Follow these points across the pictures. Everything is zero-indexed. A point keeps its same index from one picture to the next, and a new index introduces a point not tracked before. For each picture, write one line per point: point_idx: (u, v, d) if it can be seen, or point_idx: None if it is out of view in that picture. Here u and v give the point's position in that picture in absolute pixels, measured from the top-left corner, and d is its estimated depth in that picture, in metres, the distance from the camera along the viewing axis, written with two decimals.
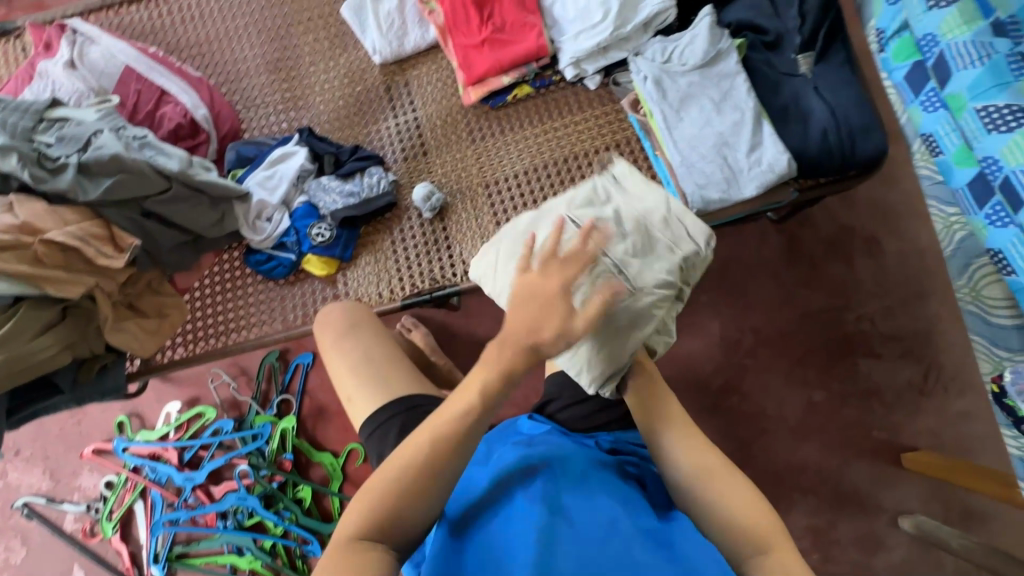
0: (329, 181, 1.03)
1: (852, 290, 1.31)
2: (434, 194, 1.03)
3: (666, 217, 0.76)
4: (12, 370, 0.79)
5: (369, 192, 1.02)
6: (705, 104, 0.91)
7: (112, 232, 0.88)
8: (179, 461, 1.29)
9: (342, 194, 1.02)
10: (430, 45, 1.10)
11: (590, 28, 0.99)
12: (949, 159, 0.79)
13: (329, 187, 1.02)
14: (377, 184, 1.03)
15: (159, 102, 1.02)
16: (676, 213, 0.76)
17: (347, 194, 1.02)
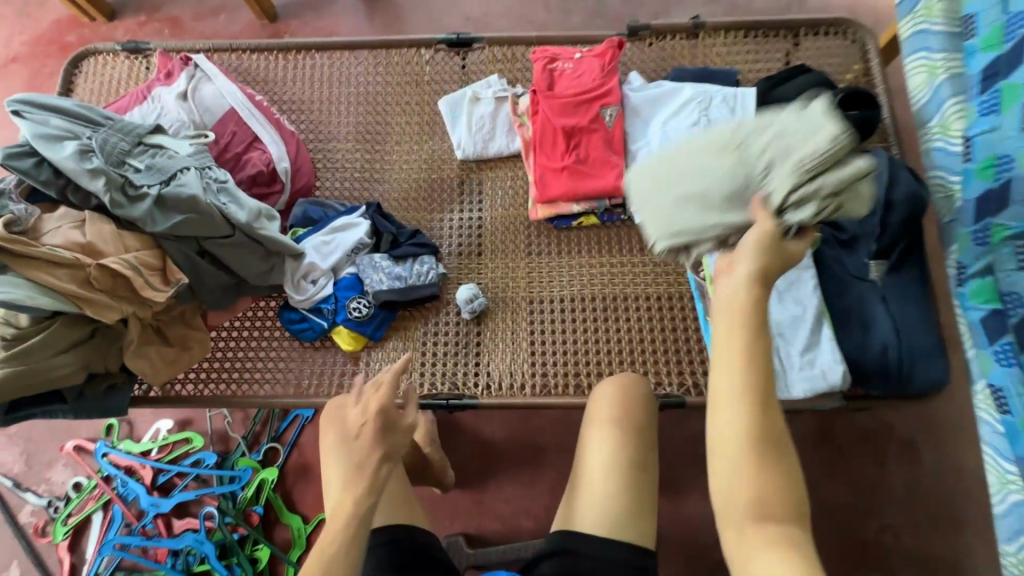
0: (380, 259, 1.04)
1: (881, 494, 1.22)
2: (476, 299, 1.03)
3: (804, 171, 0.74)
4: (23, 382, 0.78)
5: (416, 280, 1.03)
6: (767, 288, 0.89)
7: (165, 265, 0.90)
8: (151, 482, 1.26)
9: (388, 275, 1.03)
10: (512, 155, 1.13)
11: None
12: (964, 292, 0.83)
13: (379, 265, 1.03)
14: (425, 275, 1.04)
15: (249, 147, 1.07)
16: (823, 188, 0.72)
17: (393, 276, 1.03)
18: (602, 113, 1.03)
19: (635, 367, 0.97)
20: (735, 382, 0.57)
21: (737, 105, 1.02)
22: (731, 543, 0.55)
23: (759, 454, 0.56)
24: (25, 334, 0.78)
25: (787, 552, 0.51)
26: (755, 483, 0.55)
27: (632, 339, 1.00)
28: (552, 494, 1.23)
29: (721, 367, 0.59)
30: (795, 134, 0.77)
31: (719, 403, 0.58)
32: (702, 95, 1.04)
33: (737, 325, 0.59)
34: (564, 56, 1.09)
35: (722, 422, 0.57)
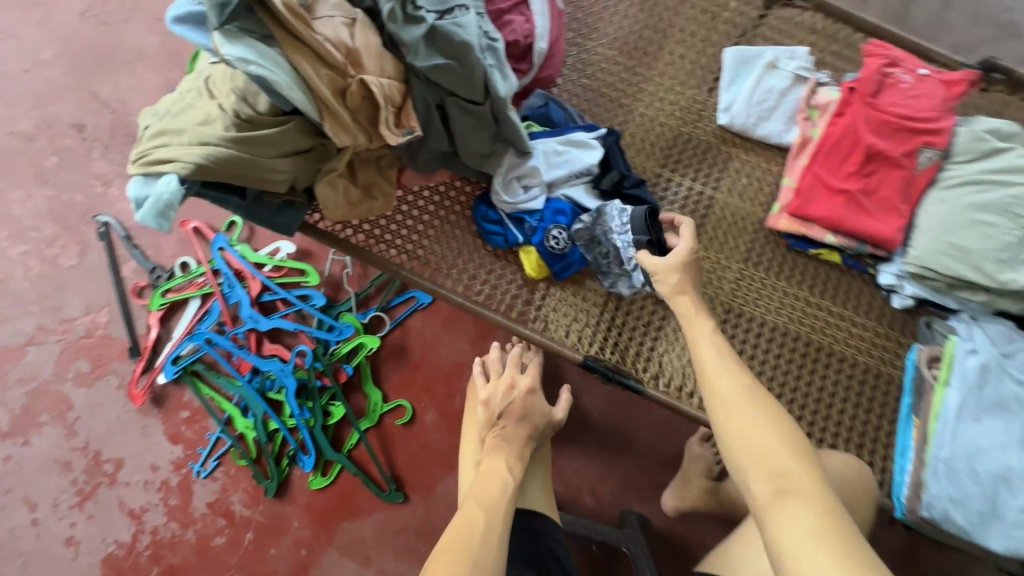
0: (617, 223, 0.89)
1: None
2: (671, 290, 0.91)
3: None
4: (235, 170, 0.69)
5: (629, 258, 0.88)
6: (1014, 425, 0.78)
7: (403, 104, 0.79)
8: (255, 296, 1.23)
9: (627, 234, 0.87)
10: (780, 145, 0.97)
11: (953, 253, 0.84)
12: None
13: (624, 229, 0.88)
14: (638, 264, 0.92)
15: (516, 8, 0.92)
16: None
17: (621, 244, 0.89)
18: (920, 151, 0.87)
19: (812, 429, 0.89)
20: (736, 394, 0.65)
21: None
22: (765, 509, 0.56)
23: (769, 419, 0.62)
24: (259, 119, 0.69)
25: (822, 516, 0.53)
26: (766, 458, 0.59)
27: (820, 401, 0.90)
28: (623, 486, 1.20)
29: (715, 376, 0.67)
30: None
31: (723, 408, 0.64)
32: None
33: (725, 359, 0.69)
34: (907, 63, 0.90)
35: (733, 417, 0.63)
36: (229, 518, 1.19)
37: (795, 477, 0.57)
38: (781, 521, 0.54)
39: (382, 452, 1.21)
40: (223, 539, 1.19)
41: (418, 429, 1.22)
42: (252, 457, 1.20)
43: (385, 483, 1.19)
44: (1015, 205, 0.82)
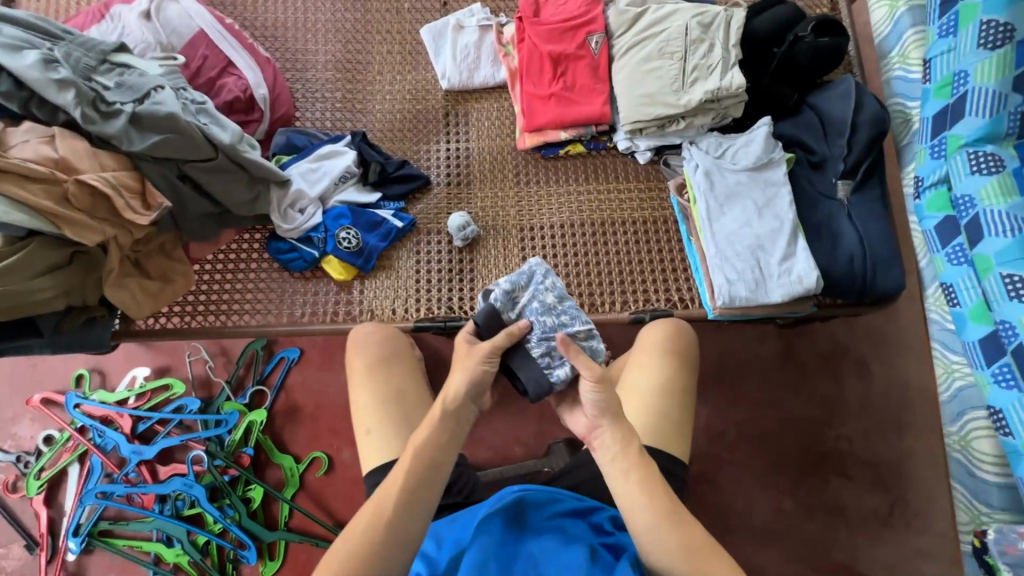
0: (544, 294, 0.82)
1: (839, 407, 1.33)
2: (594, 331, 0.83)
3: (716, 90, 0.95)
4: (1, 304, 0.74)
5: (546, 370, 0.78)
6: (748, 205, 0.94)
7: (144, 187, 0.86)
8: (131, 431, 1.22)
9: (512, 369, 0.79)
10: (500, 83, 1.13)
11: (645, 100, 0.99)
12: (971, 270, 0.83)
13: (548, 307, 0.81)
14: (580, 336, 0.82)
15: (223, 71, 1.03)
16: (727, 86, 0.95)
17: (545, 332, 0.80)
18: (588, 40, 1.04)
19: (624, 287, 1.02)
20: (639, 506, 0.67)
21: (710, 17, 0.99)
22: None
23: (682, 541, 0.65)
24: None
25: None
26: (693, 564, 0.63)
27: (620, 262, 1.03)
28: (541, 422, 1.29)
29: (618, 484, 0.69)
30: (705, 66, 0.97)
31: (635, 524, 0.67)
32: (673, 11, 1.01)
33: (620, 458, 0.70)
34: None
35: (643, 527, 0.66)
36: None
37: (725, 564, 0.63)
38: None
39: (316, 508, 1.22)
40: None
41: (341, 471, 1.24)
42: None
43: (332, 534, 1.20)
44: (668, 46, 0.99)
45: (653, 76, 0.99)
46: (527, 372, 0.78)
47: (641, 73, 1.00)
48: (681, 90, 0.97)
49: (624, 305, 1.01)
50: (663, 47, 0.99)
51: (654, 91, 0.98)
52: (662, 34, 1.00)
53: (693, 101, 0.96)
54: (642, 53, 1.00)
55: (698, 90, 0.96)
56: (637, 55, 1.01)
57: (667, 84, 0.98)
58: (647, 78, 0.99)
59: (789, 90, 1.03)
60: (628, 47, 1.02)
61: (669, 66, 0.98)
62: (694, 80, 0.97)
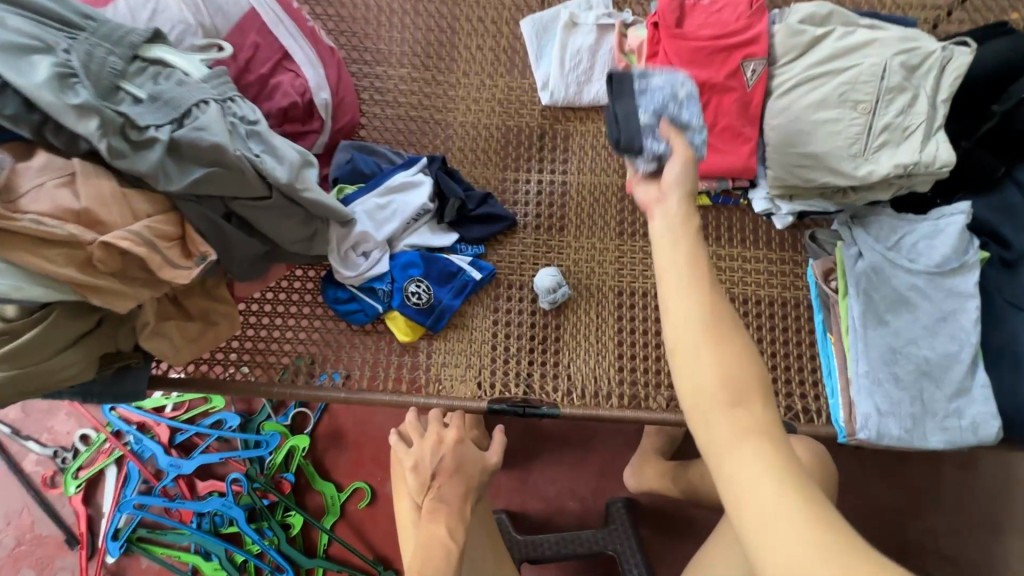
0: (681, 88, 0.67)
1: (932, 499, 1.20)
2: (705, 134, 0.64)
3: (910, 164, 0.73)
4: (24, 387, 0.62)
5: (645, 135, 0.62)
6: (919, 317, 0.75)
7: (186, 232, 0.70)
8: (168, 441, 1.16)
9: (613, 123, 0.66)
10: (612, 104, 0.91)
11: (807, 160, 0.77)
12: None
13: (677, 92, 0.65)
14: (692, 133, 0.63)
15: (277, 67, 0.82)
16: (926, 162, 0.72)
17: (661, 109, 0.64)
18: (743, 67, 0.79)
19: None
20: (689, 327, 0.47)
21: (918, 58, 0.74)
22: (712, 442, 0.45)
23: (745, 433, 0.44)
24: (14, 329, 0.61)
25: (774, 474, 0.42)
26: (734, 405, 0.45)
27: None
28: (600, 479, 1.18)
29: (667, 283, 0.49)
30: (899, 130, 0.74)
31: (675, 326, 0.48)
32: (868, 42, 0.76)
33: (682, 241, 0.50)
34: None
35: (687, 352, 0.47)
36: None
37: (773, 426, 0.45)
38: (729, 468, 0.43)
39: (356, 540, 1.16)
40: None
41: (383, 504, 1.18)
42: None
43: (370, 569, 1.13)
44: (854, 90, 0.75)
45: (825, 128, 0.76)
46: (622, 108, 0.65)
47: (809, 122, 0.77)
48: (859, 155, 0.75)
49: None
50: (846, 91, 0.75)
51: (823, 150, 0.76)
52: (849, 72, 0.76)
53: (873, 173, 0.74)
54: (816, 95, 0.77)
55: (883, 160, 0.74)
56: (808, 96, 0.77)
57: (842, 145, 0.75)
58: (816, 130, 0.76)
59: (996, 160, 0.79)
60: (796, 81, 0.78)
61: (850, 120, 0.75)
62: (880, 145, 0.74)
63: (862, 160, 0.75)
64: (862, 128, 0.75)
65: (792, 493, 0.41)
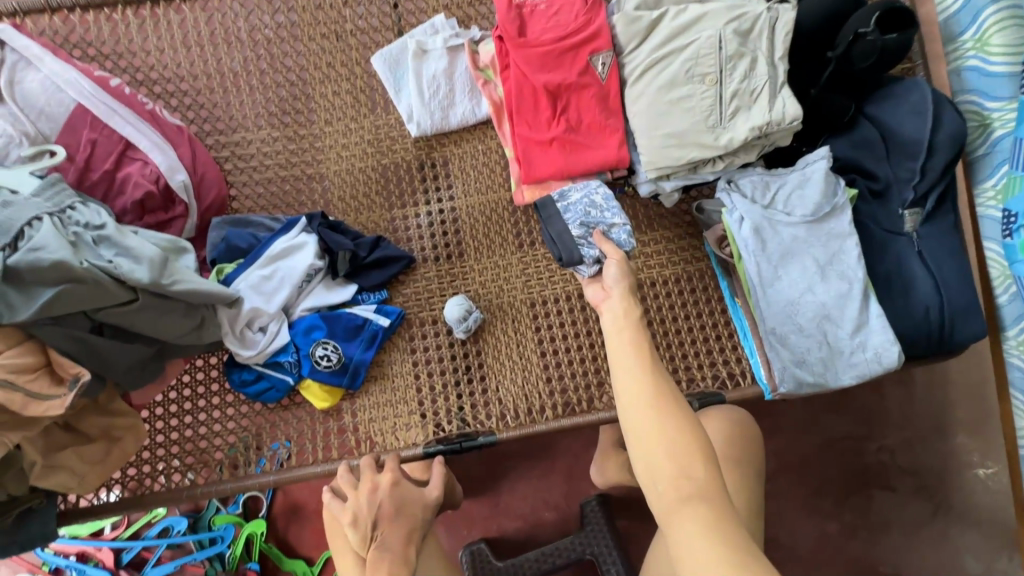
0: (595, 192, 0.78)
1: (880, 419, 1.26)
2: (627, 226, 0.75)
3: (764, 124, 0.75)
4: None
5: (580, 245, 0.74)
6: (808, 265, 0.78)
7: (51, 358, 0.66)
8: (115, 564, 1.08)
9: (551, 242, 0.76)
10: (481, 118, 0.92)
11: (672, 140, 0.78)
12: (1016, 245, 0.70)
13: (594, 201, 0.76)
14: (616, 231, 0.75)
15: (123, 158, 0.78)
16: (778, 119, 0.75)
17: (587, 220, 0.76)
18: (592, 62, 0.81)
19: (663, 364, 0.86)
20: (635, 400, 0.54)
21: (748, 21, 0.76)
22: (662, 506, 0.50)
23: (685, 495, 0.49)
24: None
25: (710, 532, 0.47)
26: (674, 470, 0.50)
27: (655, 334, 0.87)
28: (570, 483, 1.18)
29: (619, 367, 0.56)
30: (747, 94, 0.76)
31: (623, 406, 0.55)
32: (700, 15, 0.78)
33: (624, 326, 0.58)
34: None
35: (635, 420, 0.53)
36: None
37: (717, 493, 0.49)
38: (678, 536, 0.48)
39: None
40: None
41: None
42: None
43: None
44: (698, 64, 0.77)
45: (680, 106, 0.78)
46: (552, 227, 0.76)
47: (665, 103, 0.78)
48: (718, 126, 0.77)
49: None
50: (691, 67, 0.77)
51: (683, 127, 0.78)
52: (691, 48, 0.77)
53: (734, 140, 0.76)
54: (665, 76, 0.78)
55: (740, 126, 0.76)
56: (658, 78, 0.79)
57: (699, 118, 0.77)
58: (672, 110, 0.78)
59: (845, 100, 0.83)
60: (644, 67, 0.80)
61: (701, 93, 0.77)
62: (734, 112, 0.76)
63: (721, 129, 0.77)
64: (715, 100, 0.76)
65: (717, 540, 0.47)
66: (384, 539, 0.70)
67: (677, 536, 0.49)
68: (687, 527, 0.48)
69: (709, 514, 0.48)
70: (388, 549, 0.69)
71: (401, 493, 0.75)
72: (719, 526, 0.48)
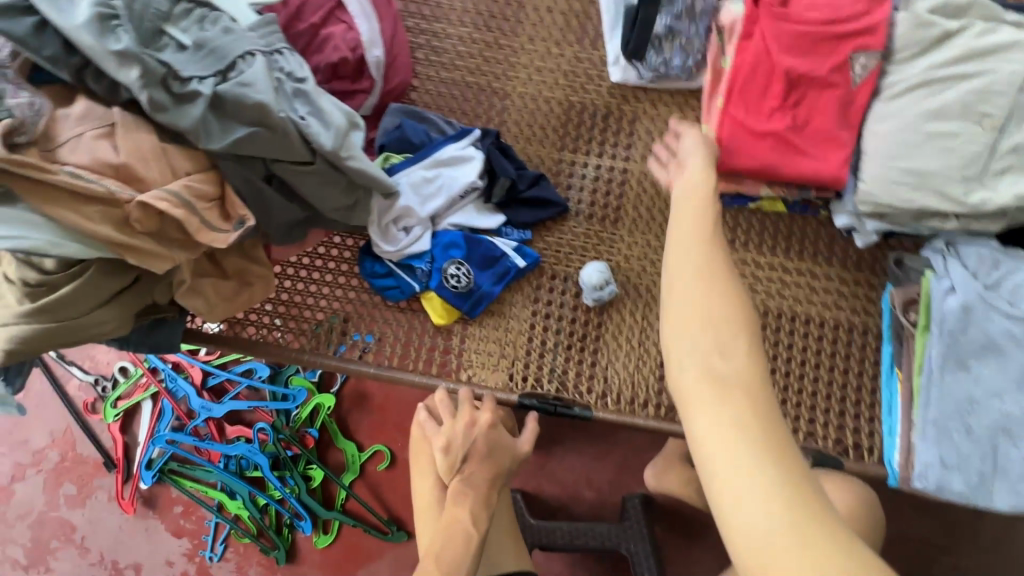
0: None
1: (965, 539, 1.14)
2: (706, 58, 0.80)
3: None
4: (59, 342, 0.61)
5: (646, 49, 0.79)
6: (1009, 365, 0.67)
7: (224, 193, 0.67)
8: (201, 384, 1.18)
9: (627, 24, 0.78)
10: (678, 77, 0.81)
11: (912, 177, 0.68)
12: None
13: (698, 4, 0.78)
14: (692, 53, 0.79)
15: (329, 17, 0.76)
16: None
17: (677, 17, 0.78)
18: (852, 60, 0.69)
19: (785, 408, 0.79)
20: (687, 307, 0.53)
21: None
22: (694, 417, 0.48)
23: (721, 399, 0.47)
24: (51, 281, 0.60)
25: (747, 443, 0.45)
26: (727, 388, 0.48)
27: (788, 374, 0.80)
28: (618, 473, 1.16)
29: (675, 277, 0.55)
30: None
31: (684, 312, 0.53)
32: (1006, 45, 0.66)
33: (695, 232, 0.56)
34: None
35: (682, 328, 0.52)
36: None
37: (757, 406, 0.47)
38: (708, 442, 0.46)
39: (373, 499, 1.19)
40: None
41: (402, 469, 1.19)
42: (254, 533, 1.21)
43: (384, 526, 1.18)
44: (981, 102, 0.66)
45: (940, 142, 0.66)
46: (644, 11, 0.77)
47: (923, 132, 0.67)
48: (974, 179, 0.66)
49: None
50: (972, 101, 0.66)
51: (933, 166, 0.67)
52: (981, 79, 0.66)
53: (987, 202, 0.66)
54: (935, 101, 0.67)
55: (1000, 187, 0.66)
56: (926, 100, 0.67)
57: (957, 163, 0.66)
58: (928, 142, 0.67)
59: None
60: (915, 82, 0.68)
61: (971, 135, 0.66)
62: (1001, 169, 0.65)
63: (976, 184, 0.66)
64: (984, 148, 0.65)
65: (755, 447, 0.45)
66: (470, 476, 0.73)
67: (707, 441, 0.46)
68: (723, 435, 0.46)
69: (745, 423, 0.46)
70: (473, 486, 0.73)
71: (495, 438, 0.75)
72: (761, 438, 0.45)
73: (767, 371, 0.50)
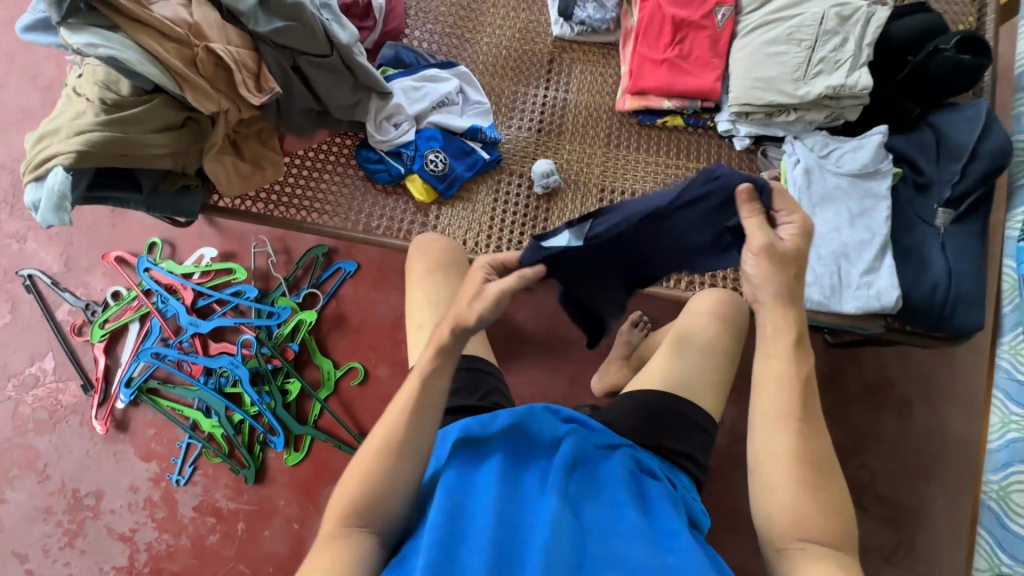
0: None
1: (871, 441, 1.28)
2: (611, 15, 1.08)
3: (840, 85, 0.92)
4: (119, 150, 0.78)
5: (575, 6, 1.08)
6: (841, 211, 0.92)
7: (259, 70, 0.88)
8: (191, 305, 1.29)
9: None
10: (599, 29, 1.09)
11: (763, 83, 0.97)
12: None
13: None
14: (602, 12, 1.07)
15: None
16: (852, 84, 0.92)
17: None
18: (715, 11, 1.01)
19: None
20: (776, 446, 0.59)
21: (849, 10, 0.94)
22: (785, 556, 0.57)
23: (802, 537, 0.56)
24: (125, 102, 0.78)
25: None
26: (798, 509, 0.57)
27: None
28: (572, 384, 1.31)
29: (761, 422, 0.60)
30: (835, 60, 0.93)
31: (767, 456, 0.59)
32: None
33: (777, 360, 0.61)
34: None
35: (771, 480, 0.58)
36: (217, 515, 1.25)
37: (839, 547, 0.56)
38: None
39: (345, 414, 1.28)
40: (217, 536, 1.24)
41: (374, 384, 1.29)
42: (226, 452, 1.26)
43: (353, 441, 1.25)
44: (799, 31, 0.95)
45: (777, 58, 0.96)
46: None
47: (766, 52, 0.97)
48: (803, 79, 0.94)
49: (689, 284, 1.01)
50: (798, 29, 0.96)
51: (772, 74, 0.96)
52: (802, 15, 0.96)
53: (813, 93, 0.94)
54: (772, 32, 0.97)
55: (820, 83, 0.93)
56: (766, 33, 0.98)
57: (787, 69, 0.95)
58: (770, 58, 0.96)
59: (911, 103, 1.00)
60: (757, 22, 0.99)
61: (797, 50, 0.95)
62: (822, 71, 0.94)
63: (805, 83, 0.94)
64: (807, 58, 0.94)
65: None
66: None
67: None
68: None
69: (827, 565, 0.55)
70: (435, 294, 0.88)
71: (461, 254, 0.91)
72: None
73: (851, 528, 0.57)
